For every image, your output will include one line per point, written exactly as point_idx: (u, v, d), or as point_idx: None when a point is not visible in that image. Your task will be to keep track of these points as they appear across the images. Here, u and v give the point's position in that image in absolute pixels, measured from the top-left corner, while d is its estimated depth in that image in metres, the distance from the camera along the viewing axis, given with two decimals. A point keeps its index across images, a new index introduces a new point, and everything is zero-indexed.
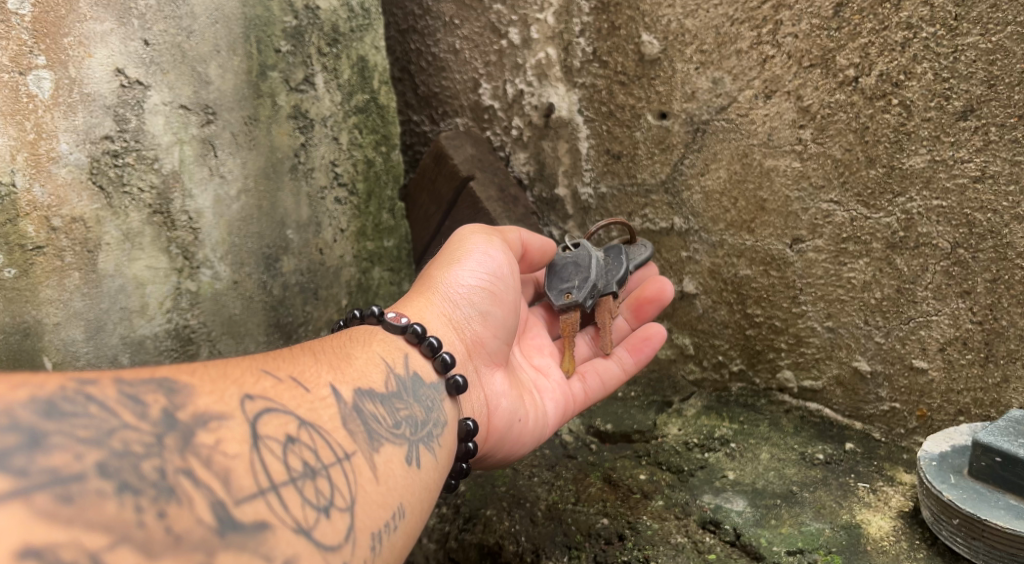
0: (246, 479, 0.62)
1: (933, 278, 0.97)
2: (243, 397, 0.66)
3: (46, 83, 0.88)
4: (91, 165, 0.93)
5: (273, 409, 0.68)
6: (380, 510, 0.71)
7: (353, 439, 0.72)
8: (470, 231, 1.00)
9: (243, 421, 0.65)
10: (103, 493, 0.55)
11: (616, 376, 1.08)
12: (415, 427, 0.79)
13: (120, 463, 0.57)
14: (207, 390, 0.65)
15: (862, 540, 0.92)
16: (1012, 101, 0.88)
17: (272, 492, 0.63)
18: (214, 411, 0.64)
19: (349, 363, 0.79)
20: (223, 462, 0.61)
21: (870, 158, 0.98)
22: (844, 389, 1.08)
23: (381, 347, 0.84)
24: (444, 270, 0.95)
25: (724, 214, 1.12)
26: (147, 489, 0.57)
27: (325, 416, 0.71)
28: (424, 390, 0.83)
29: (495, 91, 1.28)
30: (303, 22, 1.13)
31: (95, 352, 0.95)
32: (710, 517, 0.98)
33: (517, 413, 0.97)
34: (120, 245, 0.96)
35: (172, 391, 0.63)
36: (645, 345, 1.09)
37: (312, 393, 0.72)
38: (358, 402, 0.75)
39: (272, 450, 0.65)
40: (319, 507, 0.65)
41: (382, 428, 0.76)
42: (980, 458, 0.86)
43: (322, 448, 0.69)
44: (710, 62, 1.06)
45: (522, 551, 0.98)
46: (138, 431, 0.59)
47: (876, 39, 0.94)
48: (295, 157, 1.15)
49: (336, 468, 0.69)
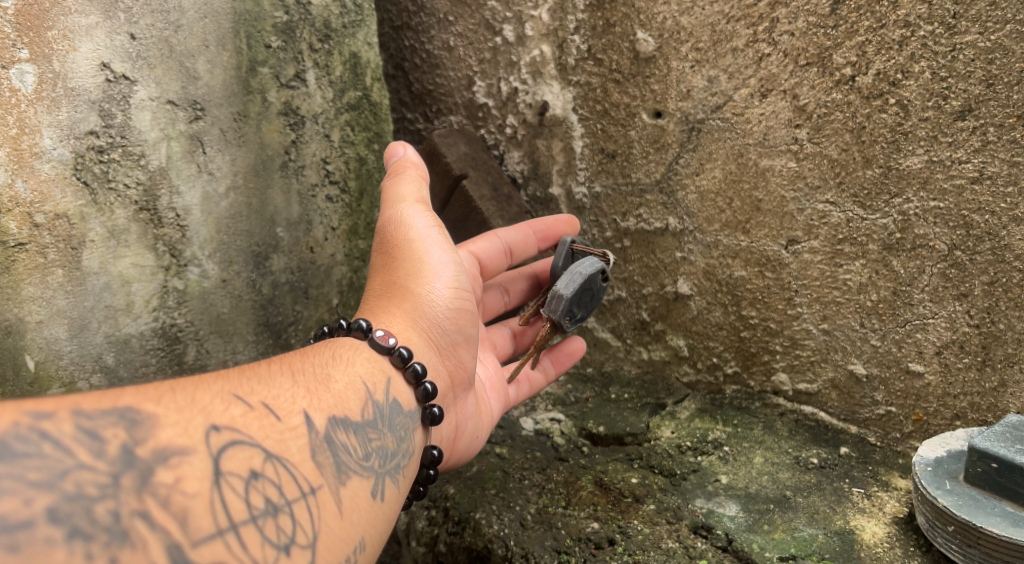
0: (204, 520, 0.60)
1: (929, 281, 0.96)
2: (209, 429, 0.64)
3: (29, 77, 0.87)
4: (75, 160, 0.91)
5: (239, 441, 0.66)
6: (342, 545, 0.69)
7: (320, 473, 0.70)
8: (415, 223, 0.93)
9: (206, 456, 0.63)
10: (52, 540, 0.54)
11: (538, 385, 1.14)
12: (385, 456, 0.78)
13: (72, 507, 0.55)
14: (171, 423, 0.63)
15: (856, 547, 0.91)
16: (1011, 101, 0.86)
17: (231, 532, 0.61)
18: (176, 446, 0.62)
19: (327, 386, 0.76)
20: (181, 502, 0.60)
21: (867, 158, 0.96)
22: (839, 392, 1.07)
23: (363, 368, 0.81)
24: (419, 289, 0.91)
25: (718, 214, 1.10)
26: (99, 534, 0.56)
27: (294, 448, 0.69)
28: (398, 418, 0.82)
29: (490, 89, 1.27)
30: (295, 17, 1.11)
31: (78, 351, 0.94)
32: (702, 522, 0.96)
33: (472, 429, 1.01)
34: (105, 242, 0.95)
35: (133, 423, 0.61)
36: (568, 359, 1.15)
37: (283, 422, 0.70)
38: (330, 432, 0.73)
39: (232, 487, 0.63)
40: (279, 546, 0.64)
41: (352, 459, 0.74)
42: (976, 464, 0.85)
43: (287, 483, 0.67)
44: (706, 61, 1.05)
45: (511, 556, 0.97)
46: (93, 472, 0.58)
47: (873, 37, 0.92)
48: (285, 154, 1.14)
49: (299, 503, 0.67)
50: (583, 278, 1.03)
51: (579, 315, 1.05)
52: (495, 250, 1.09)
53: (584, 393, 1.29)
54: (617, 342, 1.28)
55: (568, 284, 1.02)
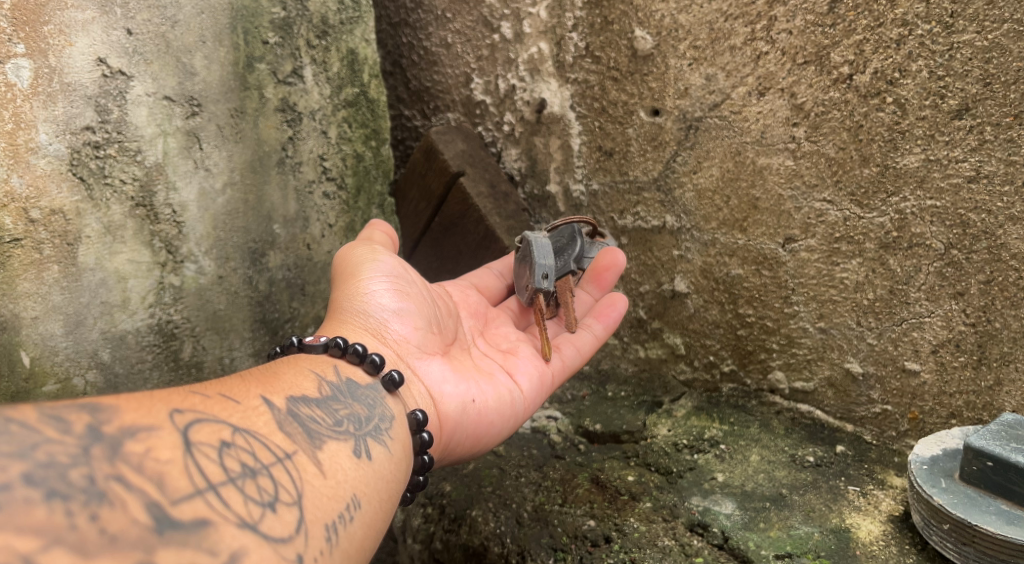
0: (181, 481, 0.59)
1: (926, 279, 0.96)
2: (172, 410, 0.64)
3: (25, 72, 0.86)
4: (71, 156, 0.91)
5: (203, 418, 0.65)
6: (331, 502, 0.68)
7: (292, 440, 0.70)
8: (349, 249, 0.99)
9: (173, 430, 0.62)
10: (31, 501, 0.53)
11: (590, 343, 1.07)
12: (359, 423, 0.78)
13: (46, 473, 0.55)
14: (133, 406, 0.62)
15: (852, 544, 0.91)
16: (1007, 100, 0.86)
17: (210, 491, 0.60)
18: (142, 423, 0.61)
19: (277, 377, 0.77)
20: (155, 468, 0.59)
21: (864, 157, 0.96)
22: (835, 391, 1.07)
23: (308, 363, 0.82)
24: (347, 290, 0.94)
25: (716, 212, 1.10)
26: (76, 494, 0.55)
27: (260, 422, 0.69)
28: (361, 391, 0.82)
29: (487, 86, 1.27)
30: (292, 13, 1.10)
31: (74, 347, 0.94)
32: (698, 519, 0.97)
33: (465, 395, 0.94)
34: (101, 238, 0.94)
35: (96, 409, 0.60)
36: (611, 309, 1.09)
37: (243, 404, 0.70)
38: (292, 408, 0.73)
39: (206, 454, 0.62)
40: (263, 503, 0.63)
41: (322, 428, 0.74)
42: (972, 462, 0.85)
43: (260, 450, 0.66)
44: (704, 59, 1.05)
45: (507, 553, 0.96)
46: (62, 444, 0.57)
47: (871, 36, 0.92)
48: (282, 150, 1.14)
49: (277, 467, 0.66)
50: (516, 268, 1.10)
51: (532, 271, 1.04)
52: (489, 277, 1.14)
53: (581, 391, 1.28)
54: (613, 340, 1.28)
55: (519, 277, 1.09)
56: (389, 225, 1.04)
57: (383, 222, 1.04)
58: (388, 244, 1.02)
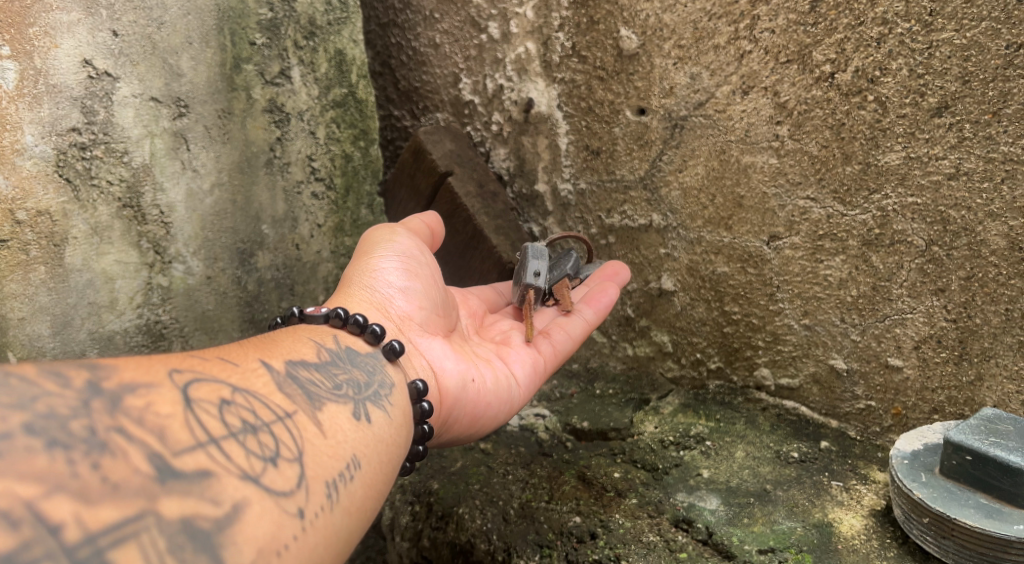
0: (183, 434, 0.60)
1: (908, 276, 0.97)
2: (171, 369, 0.64)
3: (10, 73, 0.87)
4: (57, 157, 0.91)
5: (202, 378, 0.65)
6: (332, 461, 0.68)
7: (291, 400, 0.70)
8: (371, 229, 1.00)
9: (173, 387, 0.62)
10: (32, 449, 0.53)
11: (580, 329, 1.07)
12: (358, 388, 0.78)
13: (47, 423, 0.55)
14: (132, 365, 0.62)
15: (834, 539, 0.92)
16: (985, 98, 0.87)
17: (212, 445, 0.61)
18: (142, 381, 0.61)
19: (276, 343, 0.77)
20: (156, 421, 0.59)
21: (846, 154, 0.97)
22: (820, 387, 1.08)
23: (307, 332, 0.82)
24: (358, 266, 0.95)
25: (701, 210, 1.11)
26: (78, 444, 0.55)
27: (259, 383, 0.69)
28: (360, 359, 0.82)
29: (475, 86, 1.27)
30: (279, 14, 1.11)
31: (62, 347, 0.94)
32: (683, 516, 0.97)
33: (465, 375, 0.95)
34: (88, 239, 0.95)
35: (95, 367, 0.60)
36: (601, 295, 1.10)
37: (242, 366, 0.70)
38: (291, 371, 0.74)
39: (206, 410, 0.63)
40: (264, 457, 0.63)
41: (322, 390, 0.74)
42: (952, 456, 0.86)
43: (261, 408, 0.67)
44: (688, 58, 1.06)
45: (493, 550, 0.97)
46: (62, 397, 0.57)
47: (852, 34, 0.93)
48: (270, 151, 1.14)
49: (278, 424, 0.67)
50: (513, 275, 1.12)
51: (524, 269, 1.06)
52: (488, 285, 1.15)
53: (569, 389, 1.28)
54: (602, 338, 1.29)
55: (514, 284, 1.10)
56: (432, 219, 1.05)
57: (429, 213, 1.06)
58: (422, 234, 1.02)
